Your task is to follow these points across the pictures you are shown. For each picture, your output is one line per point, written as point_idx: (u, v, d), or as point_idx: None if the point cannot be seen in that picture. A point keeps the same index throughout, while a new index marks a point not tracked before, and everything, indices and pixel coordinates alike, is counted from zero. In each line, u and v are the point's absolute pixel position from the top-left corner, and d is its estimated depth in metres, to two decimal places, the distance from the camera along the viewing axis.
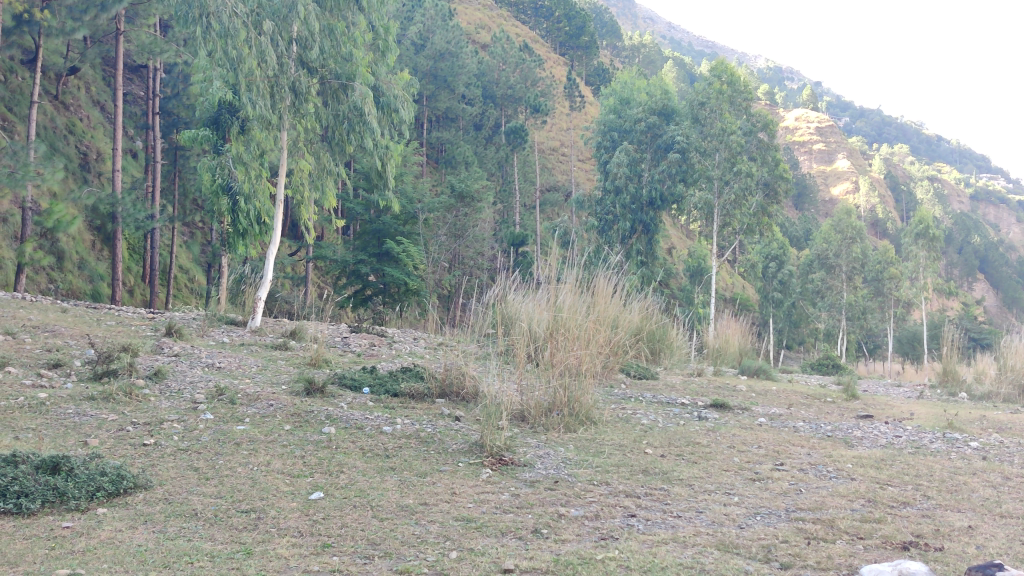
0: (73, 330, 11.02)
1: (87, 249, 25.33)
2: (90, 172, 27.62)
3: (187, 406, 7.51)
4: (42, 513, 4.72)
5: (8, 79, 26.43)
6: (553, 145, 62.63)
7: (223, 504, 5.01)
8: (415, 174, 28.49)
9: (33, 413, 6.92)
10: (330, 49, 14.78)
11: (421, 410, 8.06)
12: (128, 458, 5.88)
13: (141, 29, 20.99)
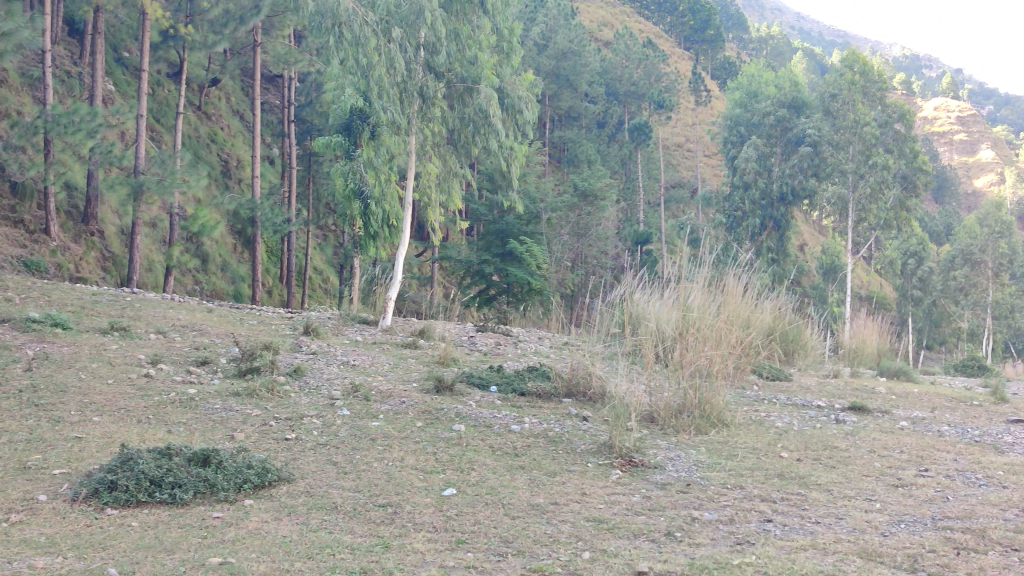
0: (217, 328, 11.58)
1: (229, 251, 26.58)
2: (231, 179, 28.93)
3: (325, 402, 7.77)
4: (194, 503, 4.98)
5: (156, 92, 27.98)
6: (677, 142, 61.70)
7: (361, 498, 5.15)
8: (539, 174, 28.61)
9: (184, 408, 7.30)
10: (456, 53, 14.95)
11: (549, 409, 8.09)
12: (272, 451, 6.13)
13: (276, 40, 21.80)
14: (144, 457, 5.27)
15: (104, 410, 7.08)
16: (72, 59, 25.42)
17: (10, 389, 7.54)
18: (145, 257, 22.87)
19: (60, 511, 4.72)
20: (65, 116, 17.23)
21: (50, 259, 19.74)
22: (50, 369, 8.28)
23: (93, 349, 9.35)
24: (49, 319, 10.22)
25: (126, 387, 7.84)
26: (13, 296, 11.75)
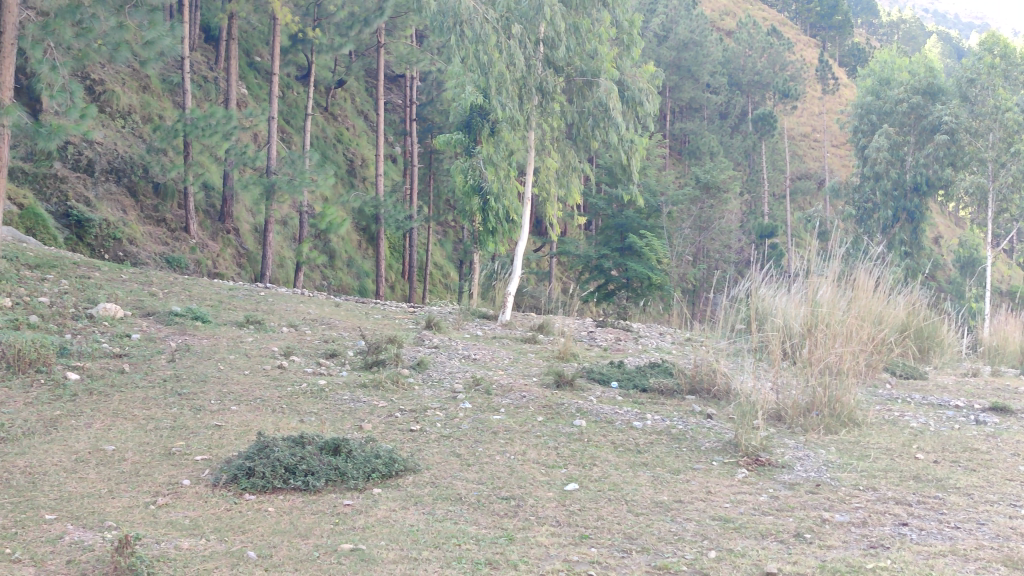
0: (345, 323, 11.92)
1: (354, 247, 27.34)
2: (356, 177, 29.73)
3: (448, 395, 7.91)
4: (326, 490, 5.14)
5: (286, 94, 29.00)
6: (804, 132, 59.85)
7: (484, 490, 5.22)
8: (659, 167, 28.24)
9: (315, 398, 7.57)
10: (576, 47, 14.90)
11: (671, 406, 7.98)
12: (398, 442, 6.28)
13: (399, 40, 22.23)
14: (279, 445, 5.49)
15: (241, 399, 7.40)
16: (208, 65, 26.63)
17: (155, 379, 7.97)
18: (277, 253, 23.75)
19: (202, 495, 4.97)
20: (203, 119, 18.09)
21: (189, 256, 20.74)
22: (191, 360, 8.71)
23: (231, 341, 9.78)
24: (190, 312, 10.74)
25: (261, 378, 8.18)
26: (158, 291, 12.41)
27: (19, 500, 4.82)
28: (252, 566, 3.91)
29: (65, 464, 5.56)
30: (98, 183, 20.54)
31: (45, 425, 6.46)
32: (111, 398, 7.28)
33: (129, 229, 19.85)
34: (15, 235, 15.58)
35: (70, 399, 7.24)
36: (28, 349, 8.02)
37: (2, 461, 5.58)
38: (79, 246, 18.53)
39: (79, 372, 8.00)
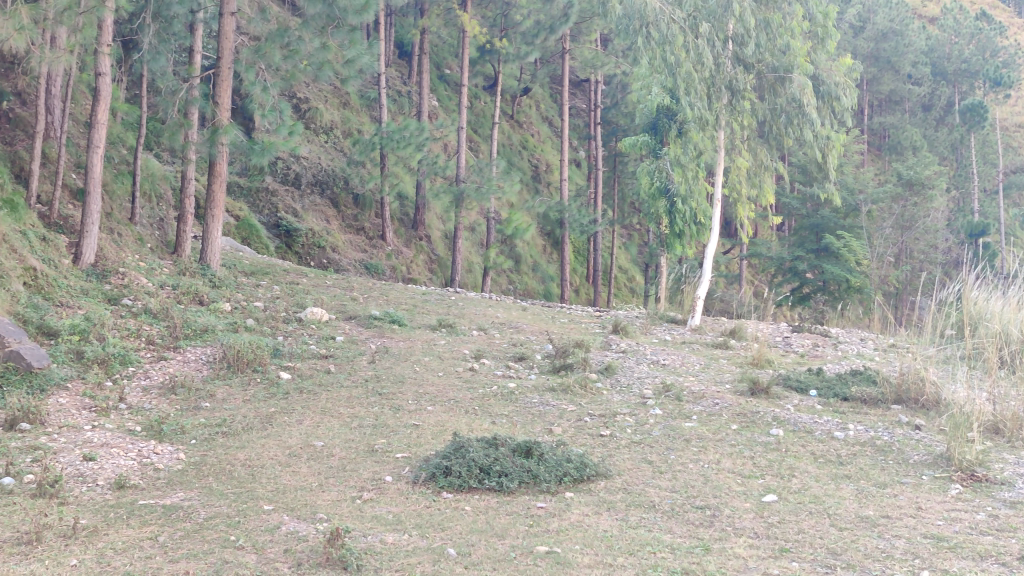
0: (533, 326, 12.09)
1: (539, 252, 27.70)
2: (542, 183, 30.13)
3: (637, 400, 7.86)
4: (519, 492, 5.22)
5: (474, 104, 29.83)
6: (1018, 121, 55.47)
7: (678, 498, 5.15)
8: (857, 163, 26.90)
9: (505, 400, 7.72)
10: (767, 42, 14.40)
11: (876, 416, 7.57)
12: (589, 447, 6.30)
13: (584, 45, 22.31)
14: (473, 446, 5.64)
15: (436, 400, 7.67)
16: (401, 79, 27.79)
17: (357, 379, 8.40)
18: (466, 259, 24.45)
19: (403, 491, 5.18)
20: (397, 132, 18.91)
21: (386, 262, 21.67)
22: (389, 361, 9.10)
23: (425, 343, 10.15)
24: (387, 316, 11.23)
25: (454, 380, 8.44)
26: (358, 296, 13.05)
27: (241, 490, 5.20)
28: (453, 563, 4.03)
29: (279, 457, 5.94)
30: (304, 195, 21.85)
31: (262, 421, 6.93)
32: (318, 396, 7.73)
33: (330, 238, 20.98)
34: (232, 245, 16.85)
35: (282, 397, 7.74)
36: (245, 350, 8.65)
37: (226, 454, 6.04)
38: (286, 255, 19.78)
39: (289, 372, 8.56)
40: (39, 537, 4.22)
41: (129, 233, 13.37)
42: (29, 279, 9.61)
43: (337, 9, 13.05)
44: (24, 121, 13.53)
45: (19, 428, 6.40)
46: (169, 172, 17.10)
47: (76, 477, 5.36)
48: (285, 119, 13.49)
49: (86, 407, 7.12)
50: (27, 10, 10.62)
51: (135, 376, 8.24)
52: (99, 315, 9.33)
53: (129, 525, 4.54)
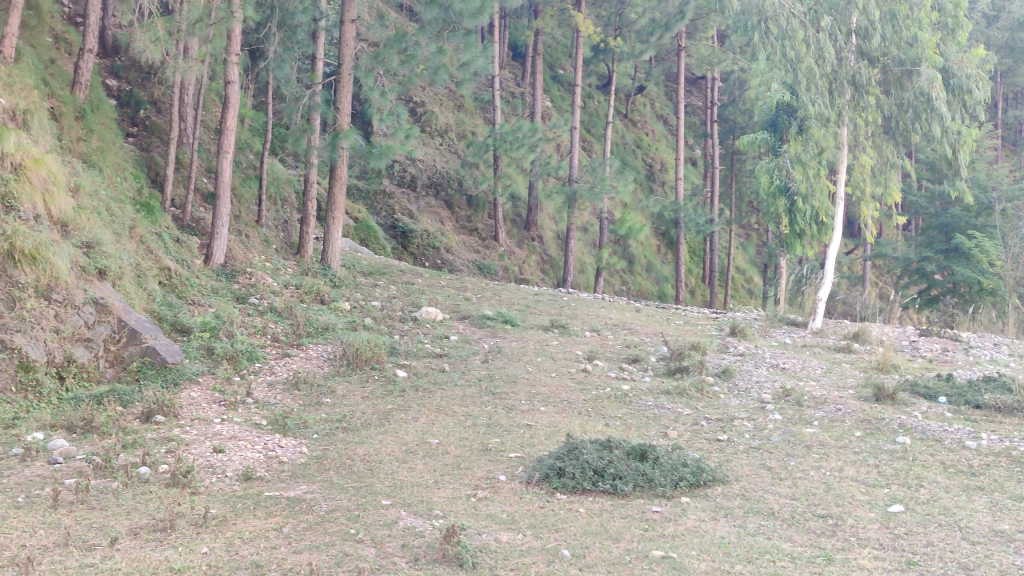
0: (647, 328, 11.97)
1: (654, 252, 27.42)
2: (656, 182, 29.82)
3: (756, 405, 7.69)
4: (634, 495, 5.18)
5: (587, 104, 29.79)
6: None
7: (799, 506, 5.01)
8: (991, 159, 25.58)
9: (620, 402, 7.68)
10: (893, 35, 13.87)
11: (1011, 426, 7.17)
12: (705, 451, 6.21)
13: (700, 43, 21.98)
14: (587, 447, 5.63)
15: (550, 401, 7.68)
16: (515, 81, 27.98)
17: (471, 378, 8.50)
18: (579, 259, 24.42)
19: (517, 491, 5.22)
20: (510, 133, 19.05)
21: (499, 263, 21.84)
22: (503, 361, 9.18)
23: (538, 344, 10.18)
24: (500, 316, 11.32)
25: (567, 381, 8.44)
26: (472, 296, 13.22)
27: (360, 485, 5.34)
28: (567, 564, 4.03)
29: (397, 453, 6.08)
30: (419, 197, 22.28)
31: (380, 418, 7.10)
32: (434, 395, 7.86)
33: (445, 238, 21.30)
34: (352, 246, 17.32)
35: (399, 394, 7.91)
36: (364, 348, 8.87)
37: (346, 448, 6.21)
38: (403, 255, 20.20)
39: (406, 370, 8.74)
40: (172, 525, 4.44)
41: (256, 234, 13.91)
42: (164, 278, 10.13)
43: (453, 13, 13.05)
44: (160, 128, 14.22)
45: (154, 420, 6.74)
46: (292, 175, 17.73)
47: (207, 468, 5.61)
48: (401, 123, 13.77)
49: (216, 401, 7.46)
50: (161, 21, 11.36)
51: (261, 371, 8.56)
52: (228, 313, 9.78)
53: (256, 515, 4.72)
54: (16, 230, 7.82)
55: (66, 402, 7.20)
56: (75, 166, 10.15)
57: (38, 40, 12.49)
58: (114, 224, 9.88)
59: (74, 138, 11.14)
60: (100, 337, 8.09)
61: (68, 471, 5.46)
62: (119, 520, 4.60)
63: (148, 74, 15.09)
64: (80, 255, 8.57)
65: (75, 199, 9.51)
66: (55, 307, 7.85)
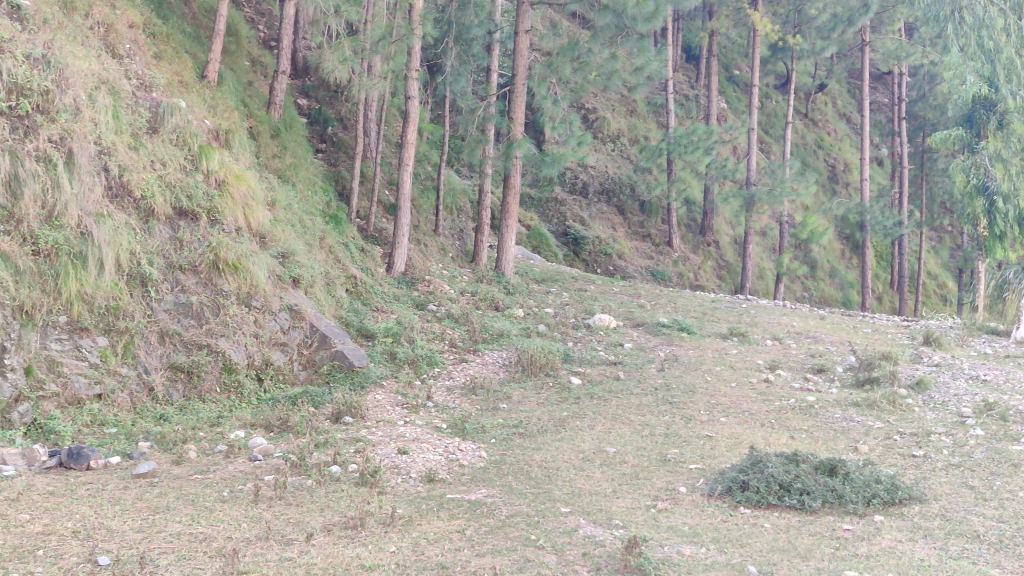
0: (833, 337, 11.45)
1: (837, 257, 26.26)
2: (839, 183, 28.58)
3: (955, 419, 7.20)
4: (823, 512, 4.96)
5: (765, 105, 28.92)
6: None
7: (1008, 529, 4.64)
8: None
9: (805, 414, 7.38)
10: None
11: None
12: (899, 467, 5.87)
13: (886, 36, 20.85)
14: (772, 461, 5.43)
15: (730, 411, 7.48)
16: (689, 83, 27.56)
17: (647, 387, 8.40)
18: (757, 265, 23.69)
19: (698, 503, 5.11)
20: (685, 137, 18.90)
21: (673, 269, 21.50)
22: (679, 370, 9.03)
23: (716, 352, 9.95)
24: (676, 323, 11.15)
25: (749, 391, 8.19)
26: (647, 303, 13.10)
27: (539, 491, 5.38)
28: None
29: (574, 460, 6.09)
30: (591, 203, 22.34)
31: (556, 424, 7.14)
32: (610, 403, 7.83)
33: (618, 245, 21.20)
34: (525, 254, 17.57)
35: (574, 401, 7.93)
36: (539, 354, 8.95)
37: (523, 454, 6.28)
38: (575, 262, 20.29)
39: (581, 377, 8.74)
40: (362, 523, 4.62)
41: (434, 243, 14.34)
42: (351, 286, 10.61)
43: (626, 18, 12.61)
44: (346, 144, 14.92)
45: (343, 421, 7.06)
46: (468, 185, 18.18)
47: (392, 468, 5.82)
48: (573, 131, 13.83)
49: (399, 404, 7.74)
50: (348, 42, 11.94)
51: (441, 376, 8.79)
52: (409, 319, 10.14)
53: (440, 517, 4.84)
54: (220, 242, 8.42)
55: (264, 402, 7.68)
56: (271, 181, 10.80)
57: (238, 65, 13.41)
58: (306, 235, 10.44)
59: (270, 155, 11.86)
60: (294, 341, 8.57)
61: (267, 469, 5.80)
62: (314, 516, 4.83)
63: (336, 93, 15.88)
64: (277, 264, 9.12)
65: (271, 211, 10.12)
66: (254, 313, 8.37)
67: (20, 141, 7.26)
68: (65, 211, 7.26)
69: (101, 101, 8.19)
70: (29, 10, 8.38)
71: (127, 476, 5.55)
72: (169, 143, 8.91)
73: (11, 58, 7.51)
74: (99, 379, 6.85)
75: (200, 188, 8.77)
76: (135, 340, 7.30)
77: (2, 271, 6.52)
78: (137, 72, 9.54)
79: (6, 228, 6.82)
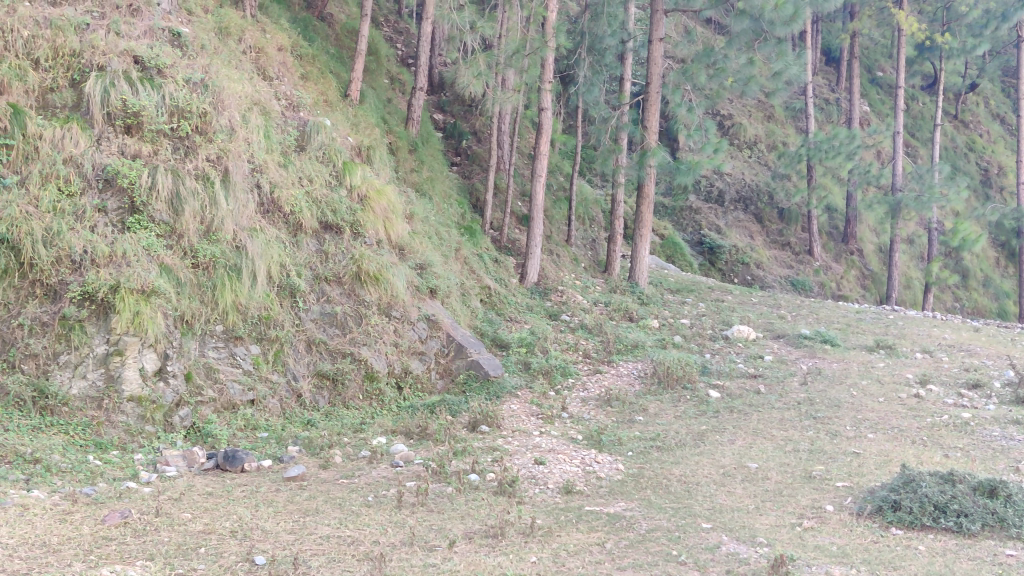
0: (989, 350, 10.84)
1: (991, 265, 24.85)
2: (993, 188, 27.08)
3: None
4: (983, 535, 4.71)
5: (910, 107, 27.75)
6: None
7: None
8: None
9: (960, 432, 7.01)
10: None
11: None
12: None
13: None
14: (927, 480, 5.16)
15: (878, 428, 7.19)
16: (829, 87, 26.74)
17: (790, 401, 8.16)
18: (904, 274, 22.69)
19: (847, 523, 4.94)
20: (826, 142, 18.43)
21: (814, 278, 20.83)
22: (823, 384, 8.73)
23: (862, 365, 9.58)
24: (819, 335, 10.80)
25: (897, 407, 7.84)
26: (787, 314, 12.74)
27: (679, 506, 5.32)
28: None
29: (714, 475, 5.98)
30: (727, 212, 21.94)
31: (694, 438, 7.04)
32: (750, 417, 7.66)
33: (756, 254, 20.70)
34: (659, 263, 17.41)
35: (713, 415, 7.79)
36: (675, 366, 8.84)
37: (662, 468, 6.21)
38: (710, 272, 19.96)
39: (719, 390, 8.57)
40: (503, 531, 4.69)
41: (566, 253, 14.38)
42: (486, 296, 10.78)
43: (764, 22, 12.38)
44: (480, 156, 15.17)
45: (480, 429, 7.17)
46: (601, 195, 18.17)
47: (530, 479, 5.87)
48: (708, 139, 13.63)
49: (534, 414, 7.81)
50: (483, 57, 12.18)
51: (575, 387, 8.80)
52: (543, 330, 10.23)
53: (579, 529, 4.85)
54: (363, 254, 8.70)
55: (404, 410, 7.88)
56: (409, 195, 11.10)
57: (378, 83, 13.86)
58: (443, 247, 10.68)
59: (408, 169, 12.19)
60: (432, 351, 8.75)
61: (409, 475, 5.96)
62: (455, 523, 4.93)
63: (470, 107, 16.16)
64: (415, 275, 9.36)
65: (410, 224, 10.40)
66: (394, 323, 8.62)
67: (181, 160, 7.74)
68: (221, 225, 7.67)
69: (253, 122, 8.63)
70: (188, 38, 8.95)
71: (278, 479, 5.80)
72: (316, 160, 9.29)
73: (172, 83, 8.04)
74: (252, 386, 7.20)
75: (344, 203, 9.10)
76: (285, 348, 7.64)
77: (165, 283, 6.96)
78: (286, 92, 10.00)
79: (168, 243, 7.29)
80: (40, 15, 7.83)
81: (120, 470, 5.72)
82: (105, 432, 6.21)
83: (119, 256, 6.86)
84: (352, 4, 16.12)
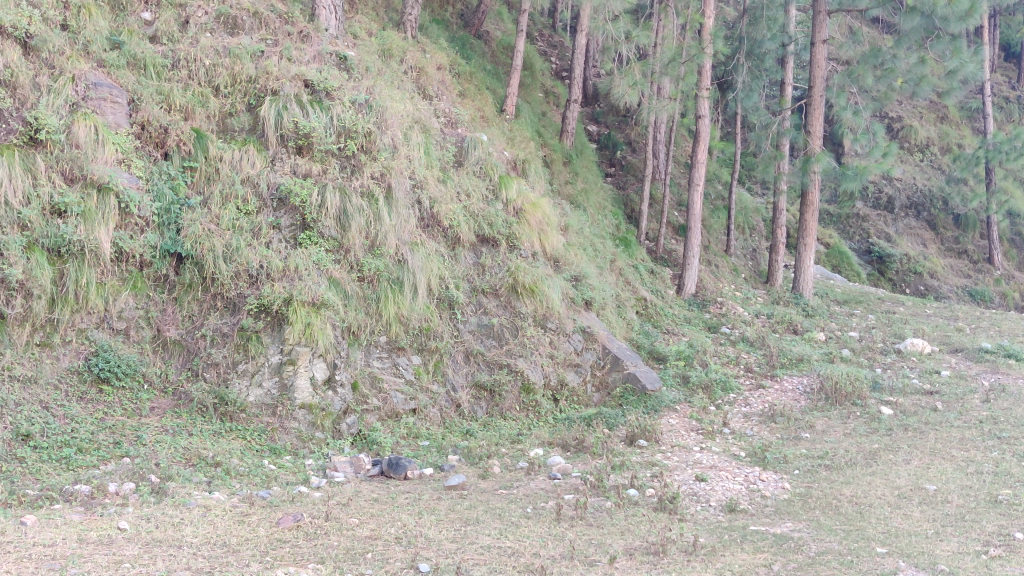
0: None
1: None
2: None
3: None
4: None
5: None
6: None
7: None
8: None
9: None
10: None
11: None
12: None
13: None
14: None
15: None
16: (1009, 84, 25.16)
17: (971, 419, 7.66)
18: None
19: None
20: (1007, 142, 17.28)
21: (995, 288, 19.49)
22: (1009, 402, 8.14)
23: None
24: (1002, 350, 10.10)
25: None
26: (965, 326, 12.00)
27: (851, 528, 5.08)
28: None
29: (889, 497, 5.69)
30: (897, 218, 20.91)
31: (866, 457, 6.72)
32: (928, 436, 7.24)
33: (929, 262, 19.60)
34: (823, 273, 16.77)
35: (886, 433, 7.41)
36: (845, 382, 8.47)
37: (832, 488, 5.96)
38: (879, 281, 19.04)
39: (893, 407, 8.15)
40: (664, 549, 4.62)
41: (725, 263, 14.07)
42: (642, 308, 10.70)
43: (937, 19, 11.63)
44: (634, 166, 15.09)
45: (638, 443, 7.09)
46: (760, 204, 17.67)
47: (692, 495, 5.76)
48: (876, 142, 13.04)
49: (694, 429, 7.66)
50: (638, 67, 12.13)
51: (737, 402, 8.58)
52: (702, 343, 10.04)
53: (744, 549, 4.72)
54: (519, 266, 8.80)
55: (561, 422, 7.88)
56: (565, 207, 11.16)
57: (533, 97, 14.02)
58: (597, 259, 10.69)
59: (563, 181, 12.27)
60: (588, 362, 8.74)
61: (568, 488, 5.96)
62: (615, 539, 4.89)
63: (624, 117, 16.12)
64: (570, 287, 9.39)
65: (566, 236, 10.46)
66: (550, 335, 8.66)
67: (348, 178, 8.06)
68: (385, 240, 7.94)
69: (415, 139, 8.89)
70: (354, 61, 9.35)
71: (440, 488, 5.93)
72: (474, 175, 9.50)
73: (340, 104, 8.40)
74: (414, 395, 7.41)
75: (501, 216, 9.24)
76: (444, 358, 7.82)
77: (334, 296, 7.26)
78: (446, 109, 10.25)
79: (337, 257, 7.62)
80: (220, 45, 8.40)
81: (293, 475, 5.99)
82: (278, 438, 6.52)
83: (292, 271, 7.21)
84: (508, 20, 16.39)
